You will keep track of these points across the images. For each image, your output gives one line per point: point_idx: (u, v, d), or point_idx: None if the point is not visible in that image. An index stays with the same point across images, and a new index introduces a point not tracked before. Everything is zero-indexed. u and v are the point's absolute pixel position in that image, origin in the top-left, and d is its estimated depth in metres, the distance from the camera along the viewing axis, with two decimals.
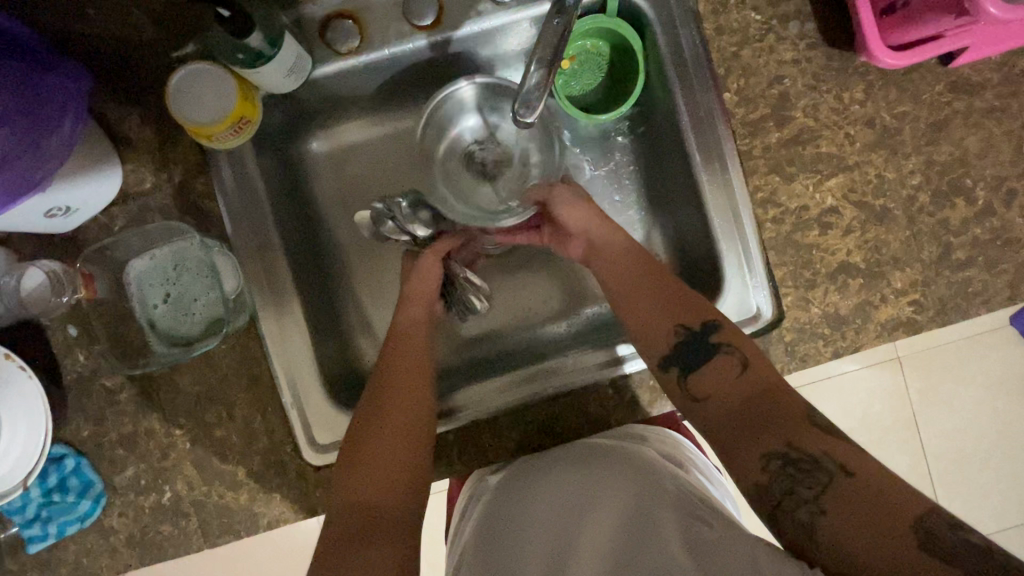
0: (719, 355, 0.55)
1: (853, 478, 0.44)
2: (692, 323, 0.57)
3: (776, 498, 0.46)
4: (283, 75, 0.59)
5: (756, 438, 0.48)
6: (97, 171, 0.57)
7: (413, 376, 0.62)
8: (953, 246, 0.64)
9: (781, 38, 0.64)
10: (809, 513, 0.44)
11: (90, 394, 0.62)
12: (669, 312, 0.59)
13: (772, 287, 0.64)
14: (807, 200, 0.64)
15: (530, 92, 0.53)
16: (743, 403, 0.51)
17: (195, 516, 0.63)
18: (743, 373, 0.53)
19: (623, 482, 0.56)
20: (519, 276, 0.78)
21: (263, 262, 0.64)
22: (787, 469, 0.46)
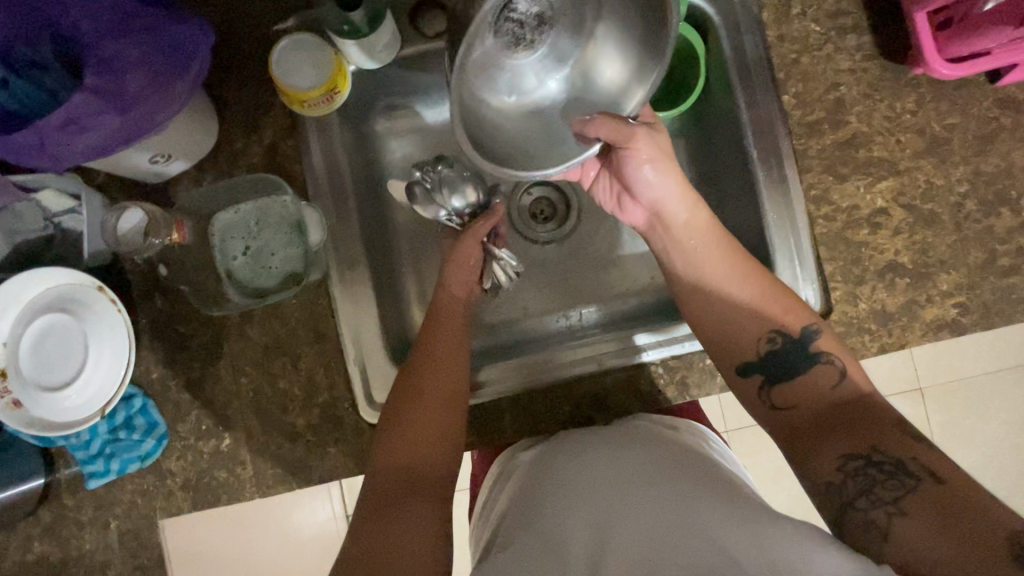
0: (818, 365, 0.56)
1: (944, 487, 0.43)
2: (788, 332, 0.58)
3: (849, 497, 0.47)
4: (376, 50, 0.64)
5: (849, 439, 0.50)
6: (197, 124, 0.61)
7: (458, 370, 0.62)
8: (998, 253, 0.67)
9: (839, 49, 0.68)
10: (886, 515, 0.44)
11: (164, 337, 0.65)
12: (751, 325, 0.60)
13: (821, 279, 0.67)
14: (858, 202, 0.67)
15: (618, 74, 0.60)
16: (839, 409, 0.53)
17: (250, 464, 0.65)
18: (842, 382, 0.55)
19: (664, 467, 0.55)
20: (569, 261, 0.81)
21: (339, 223, 0.67)
22: (868, 471, 0.47)
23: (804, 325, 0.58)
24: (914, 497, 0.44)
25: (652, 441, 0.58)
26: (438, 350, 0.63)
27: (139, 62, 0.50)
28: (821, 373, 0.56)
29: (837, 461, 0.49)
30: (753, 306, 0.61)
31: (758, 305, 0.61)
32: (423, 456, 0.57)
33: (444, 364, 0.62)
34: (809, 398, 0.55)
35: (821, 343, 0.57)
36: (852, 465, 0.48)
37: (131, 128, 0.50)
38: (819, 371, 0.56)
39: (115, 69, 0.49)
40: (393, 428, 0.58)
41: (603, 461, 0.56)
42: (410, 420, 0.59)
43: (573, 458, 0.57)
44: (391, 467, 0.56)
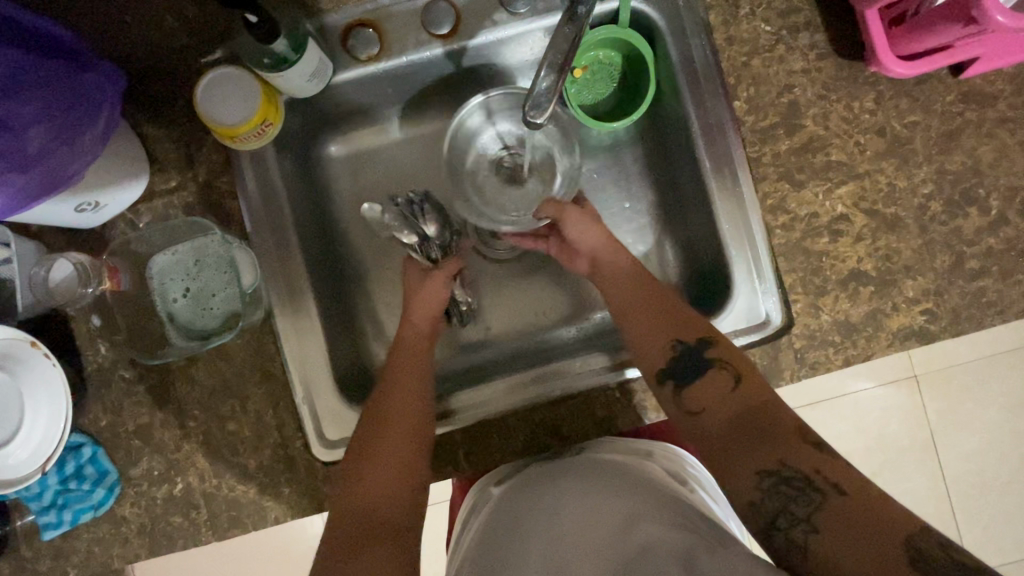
0: (712, 370, 0.55)
1: (848, 500, 0.43)
2: (690, 339, 0.58)
3: (769, 516, 0.46)
4: (306, 79, 0.61)
5: (750, 452, 0.49)
6: (123, 168, 0.60)
7: (407, 394, 0.61)
8: (966, 255, 0.64)
9: (791, 49, 0.65)
10: (802, 532, 0.44)
11: (109, 384, 0.64)
12: (652, 333, 0.60)
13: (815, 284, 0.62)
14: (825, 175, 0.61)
15: (541, 96, 0.55)
16: (741, 414, 0.51)
17: (204, 508, 0.64)
18: (738, 386, 0.53)
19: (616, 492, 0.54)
20: (530, 280, 0.79)
21: (280, 259, 0.66)
22: (782, 488, 0.46)
23: (701, 333, 0.58)
24: (824, 512, 0.43)
25: (616, 468, 0.58)
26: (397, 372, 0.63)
27: (40, 114, 0.48)
28: (714, 376, 0.55)
29: (753, 478, 0.48)
30: (639, 301, 0.62)
31: (637, 299, 0.62)
32: (385, 490, 0.54)
33: (401, 384, 0.62)
34: (712, 401, 0.53)
35: (719, 349, 0.56)
36: (766, 483, 0.47)
37: (40, 183, 0.49)
38: (711, 374, 0.55)
39: (12, 125, 0.47)
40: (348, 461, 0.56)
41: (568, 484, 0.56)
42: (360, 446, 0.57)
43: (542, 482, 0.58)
44: (348, 498, 0.54)
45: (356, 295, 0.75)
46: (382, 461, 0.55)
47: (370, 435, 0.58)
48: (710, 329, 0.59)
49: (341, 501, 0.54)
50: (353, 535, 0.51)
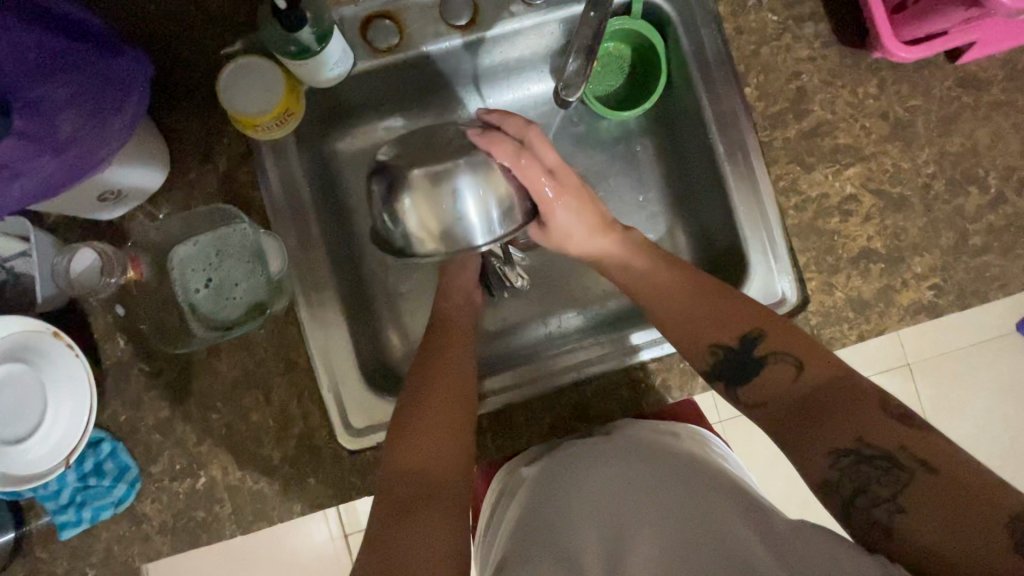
0: (774, 361, 0.55)
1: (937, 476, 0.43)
2: (733, 340, 0.58)
3: (849, 496, 0.47)
4: (327, 69, 0.62)
5: (826, 434, 0.49)
6: (148, 158, 0.60)
7: (451, 372, 0.61)
8: (969, 232, 0.67)
9: (797, 38, 0.67)
10: (887, 513, 0.44)
11: (130, 378, 0.63)
12: (708, 328, 0.59)
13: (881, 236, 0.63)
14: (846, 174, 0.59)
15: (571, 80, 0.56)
16: (808, 398, 0.52)
17: (229, 502, 0.63)
18: (803, 371, 0.53)
19: (666, 478, 0.54)
20: (546, 269, 0.80)
21: (303, 248, 0.66)
22: (862, 468, 0.46)
23: (746, 331, 0.57)
24: (910, 491, 0.43)
25: (660, 447, 0.58)
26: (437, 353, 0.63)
27: (71, 99, 0.48)
28: (778, 368, 0.55)
29: (829, 458, 0.48)
30: (693, 308, 0.61)
31: (693, 306, 0.61)
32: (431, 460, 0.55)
33: (444, 365, 0.62)
34: (773, 393, 0.54)
35: (778, 338, 0.56)
36: (844, 462, 0.47)
37: (69, 169, 0.49)
38: (774, 367, 0.55)
39: (42, 107, 0.47)
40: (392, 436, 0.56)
41: (613, 468, 0.56)
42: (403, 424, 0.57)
43: (582, 463, 0.57)
44: (392, 468, 0.54)
45: (374, 287, 0.75)
46: (433, 431, 0.56)
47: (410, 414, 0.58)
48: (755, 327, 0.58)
49: (384, 474, 0.54)
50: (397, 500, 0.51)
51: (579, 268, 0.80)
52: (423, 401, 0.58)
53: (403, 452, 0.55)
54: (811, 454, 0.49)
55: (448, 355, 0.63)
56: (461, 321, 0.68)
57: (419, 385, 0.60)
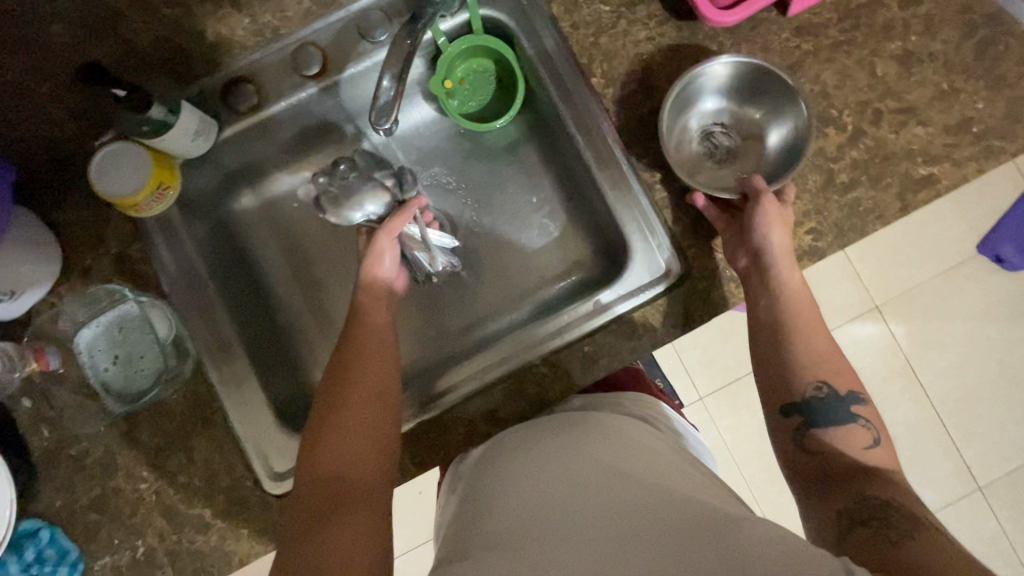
0: (856, 425, 0.58)
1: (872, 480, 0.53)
2: (840, 389, 0.59)
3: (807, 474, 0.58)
4: (190, 137, 0.66)
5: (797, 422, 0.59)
6: (35, 253, 0.63)
7: (379, 370, 0.60)
8: (835, 171, 0.68)
9: (632, 21, 0.70)
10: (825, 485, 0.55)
11: (58, 463, 0.66)
12: (826, 367, 0.60)
13: (794, 116, 0.66)
14: (788, 144, 0.67)
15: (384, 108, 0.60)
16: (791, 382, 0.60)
17: (169, 566, 0.65)
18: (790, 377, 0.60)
19: (600, 455, 0.53)
20: (459, 281, 0.81)
21: (205, 310, 0.70)
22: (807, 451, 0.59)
23: (852, 387, 0.60)
24: (925, 532, 0.45)
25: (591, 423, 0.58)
26: (356, 355, 0.60)
27: None
28: (857, 432, 0.58)
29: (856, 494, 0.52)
30: (801, 303, 0.62)
31: (802, 298, 0.63)
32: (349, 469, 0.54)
33: (362, 370, 0.59)
34: (832, 447, 0.57)
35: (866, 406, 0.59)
36: (865, 497, 0.51)
37: None
38: (856, 429, 0.58)
39: None
40: (319, 443, 0.55)
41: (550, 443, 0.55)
42: (317, 436, 0.56)
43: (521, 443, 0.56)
44: (319, 463, 0.54)
45: (289, 334, 0.78)
46: (362, 434, 0.56)
47: (327, 427, 0.56)
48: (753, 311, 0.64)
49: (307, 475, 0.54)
50: (304, 515, 0.51)
51: (487, 274, 0.81)
52: (357, 407, 0.57)
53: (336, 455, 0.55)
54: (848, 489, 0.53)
55: (374, 355, 0.61)
56: (378, 313, 0.65)
57: (350, 390, 0.58)
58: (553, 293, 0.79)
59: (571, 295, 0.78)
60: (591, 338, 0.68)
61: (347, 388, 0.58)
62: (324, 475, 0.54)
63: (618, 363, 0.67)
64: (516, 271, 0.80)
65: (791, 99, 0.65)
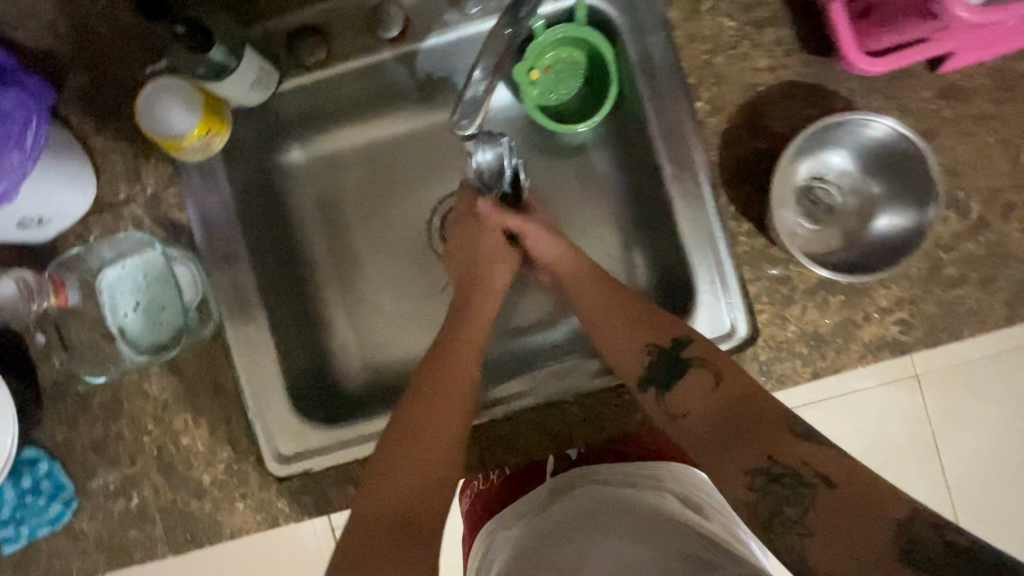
0: (796, 477, 0.44)
1: (841, 491, 0.42)
2: (764, 452, 0.46)
3: (764, 519, 0.44)
4: (247, 87, 0.60)
5: (738, 450, 0.47)
6: (69, 182, 0.59)
7: (467, 372, 0.60)
8: (942, 262, 0.60)
9: (757, 45, 0.61)
10: (796, 537, 0.42)
11: (63, 399, 0.64)
12: (741, 432, 0.48)
13: (915, 210, 0.56)
14: (896, 236, 0.57)
15: (470, 106, 0.52)
16: (727, 414, 0.50)
17: (160, 522, 0.64)
18: (720, 383, 0.52)
19: (647, 538, 0.45)
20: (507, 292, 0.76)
21: (230, 272, 0.65)
22: (773, 487, 0.45)
23: (775, 441, 0.46)
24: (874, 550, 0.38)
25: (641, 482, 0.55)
26: (436, 380, 0.58)
27: None
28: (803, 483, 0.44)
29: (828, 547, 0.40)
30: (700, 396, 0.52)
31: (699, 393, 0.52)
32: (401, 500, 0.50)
33: (441, 387, 0.58)
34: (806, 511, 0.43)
35: (800, 451, 0.45)
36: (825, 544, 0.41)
37: None
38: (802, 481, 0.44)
39: None
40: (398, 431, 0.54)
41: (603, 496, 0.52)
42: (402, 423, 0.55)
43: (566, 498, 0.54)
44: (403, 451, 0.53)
45: (315, 306, 0.74)
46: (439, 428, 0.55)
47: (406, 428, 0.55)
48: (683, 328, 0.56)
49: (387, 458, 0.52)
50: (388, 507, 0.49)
51: (536, 287, 0.76)
52: (442, 400, 0.57)
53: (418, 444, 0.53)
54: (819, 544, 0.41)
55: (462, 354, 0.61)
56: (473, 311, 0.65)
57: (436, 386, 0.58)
58: None
59: None
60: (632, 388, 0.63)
61: (440, 388, 0.58)
62: (379, 502, 0.50)
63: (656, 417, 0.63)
64: None
65: (925, 190, 0.55)
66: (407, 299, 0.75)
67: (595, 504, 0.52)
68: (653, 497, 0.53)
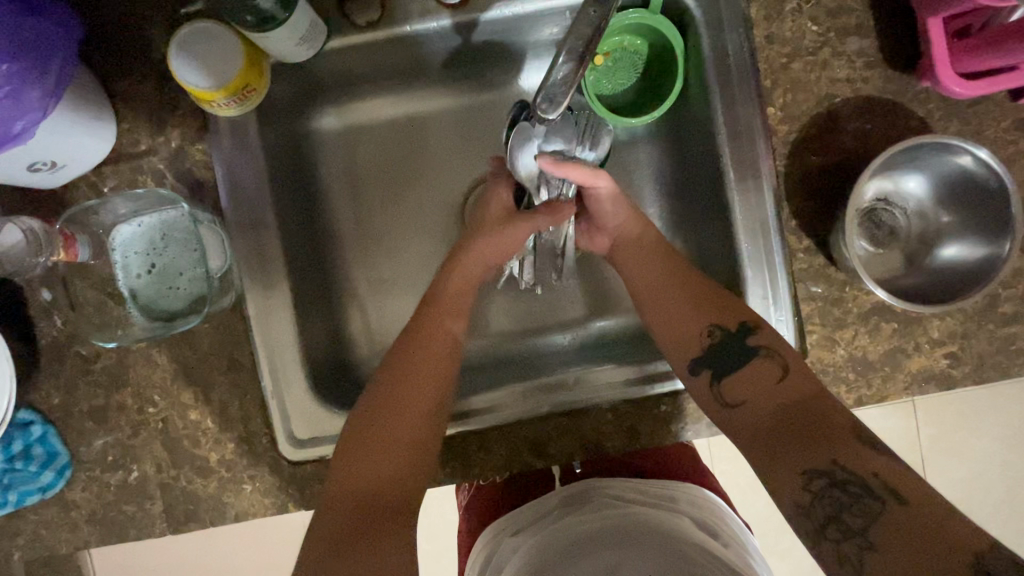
0: (874, 499, 0.44)
1: (908, 507, 0.42)
2: (842, 465, 0.46)
3: (820, 523, 0.46)
4: (295, 42, 0.56)
5: (805, 450, 0.48)
6: (87, 127, 0.54)
7: (441, 368, 0.59)
8: (1000, 298, 0.59)
9: (837, 53, 0.58)
10: (857, 548, 0.43)
11: (64, 361, 0.59)
12: (814, 444, 0.48)
13: (990, 243, 0.53)
14: (969, 264, 0.54)
15: (555, 88, 0.48)
16: (788, 408, 0.52)
17: (160, 499, 0.60)
18: (785, 378, 0.53)
19: (671, 565, 0.44)
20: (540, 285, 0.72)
21: (255, 240, 0.61)
22: (833, 492, 0.46)
23: (844, 456, 0.46)
24: None
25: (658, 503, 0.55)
26: (403, 376, 0.58)
27: None
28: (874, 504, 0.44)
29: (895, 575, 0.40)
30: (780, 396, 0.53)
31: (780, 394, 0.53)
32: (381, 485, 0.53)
33: (413, 382, 0.57)
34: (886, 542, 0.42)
35: (877, 470, 0.45)
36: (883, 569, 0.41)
37: None
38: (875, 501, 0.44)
39: None
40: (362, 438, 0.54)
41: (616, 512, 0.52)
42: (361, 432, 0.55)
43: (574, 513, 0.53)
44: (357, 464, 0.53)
45: (336, 283, 0.70)
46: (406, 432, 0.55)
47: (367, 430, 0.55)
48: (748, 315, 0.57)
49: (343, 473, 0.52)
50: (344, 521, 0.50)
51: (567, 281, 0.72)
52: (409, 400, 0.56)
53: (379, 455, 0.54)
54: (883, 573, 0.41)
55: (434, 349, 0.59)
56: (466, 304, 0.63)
57: (403, 387, 0.57)
58: (631, 324, 0.70)
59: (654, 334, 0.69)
60: (671, 400, 0.61)
61: (403, 388, 0.57)
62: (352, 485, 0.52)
63: (692, 431, 0.60)
64: (597, 288, 0.72)
65: (1002, 221, 0.53)
66: None
67: (610, 524, 0.51)
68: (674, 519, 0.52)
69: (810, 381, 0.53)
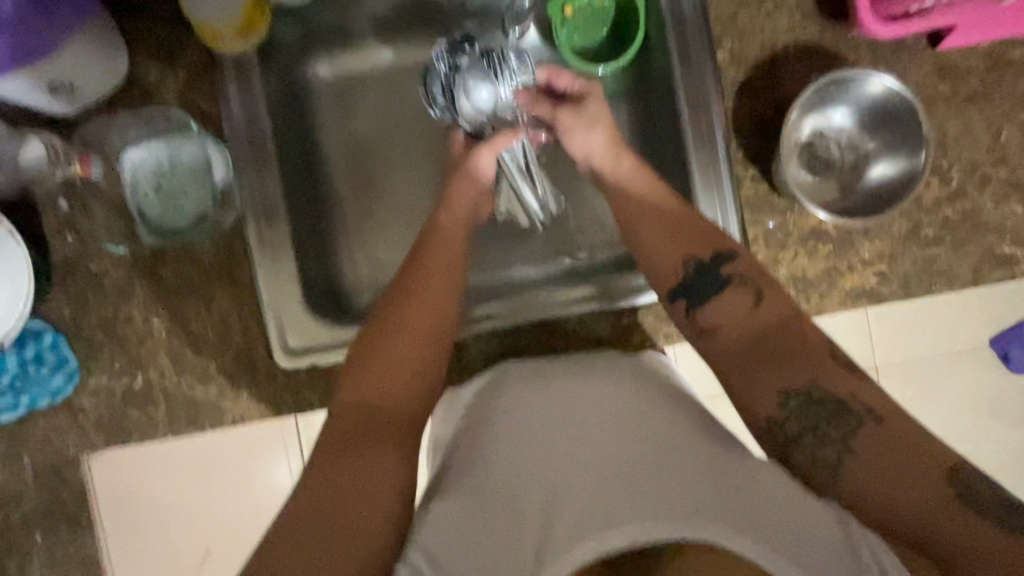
0: (850, 414, 0.49)
1: (886, 425, 0.48)
2: (815, 386, 0.51)
3: (795, 432, 0.50)
4: None
5: (782, 373, 0.52)
6: (103, 55, 0.60)
7: (443, 291, 0.61)
8: (923, 223, 0.66)
9: (777, 6, 0.66)
10: (837, 452, 0.48)
11: (75, 274, 0.64)
12: (791, 364, 0.52)
13: (908, 159, 0.62)
14: (889, 182, 0.63)
15: None
16: (762, 333, 0.55)
17: (163, 404, 0.65)
18: (756, 306, 0.57)
19: (615, 459, 0.48)
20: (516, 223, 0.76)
21: (256, 168, 0.66)
22: (812, 407, 0.50)
23: (817, 376, 0.51)
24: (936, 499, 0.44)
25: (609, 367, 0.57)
26: (414, 300, 0.60)
27: None
28: (849, 418, 0.49)
29: (880, 485, 0.46)
30: (759, 323, 0.56)
31: (760, 323, 0.56)
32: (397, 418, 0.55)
33: (427, 304, 0.60)
34: (876, 454, 0.47)
35: (851, 390, 0.50)
36: (856, 472, 0.47)
37: (16, 51, 0.51)
38: (850, 416, 0.49)
39: None
40: (379, 355, 0.56)
41: (564, 390, 0.55)
42: (376, 345, 0.57)
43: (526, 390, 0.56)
44: (367, 378, 0.55)
45: (328, 217, 0.75)
46: (419, 344, 0.58)
47: (376, 343, 0.57)
48: (726, 244, 0.60)
49: (358, 384, 0.55)
50: (356, 433, 0.52)
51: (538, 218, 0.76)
52: (421, 317, 0.59)
53: (391, 371, 0.56)
54: (860, 475, 0.47)
55: (441, 273, 0.62)
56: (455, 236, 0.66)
57: (414, 307, 0.60)
58: (601, 257, 0.76)
59: (619, 264, 0.74)
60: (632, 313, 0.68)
61: (416, 309, 0.59)
62: (380, 422, 0.54)
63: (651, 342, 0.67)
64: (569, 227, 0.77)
65: (917, 144, 0.61)
66: (422, 221, 0.77)
67: (559, 404, 0.53)
68: (622, 383, 0.55)
69: (779, 300, 0.57)
